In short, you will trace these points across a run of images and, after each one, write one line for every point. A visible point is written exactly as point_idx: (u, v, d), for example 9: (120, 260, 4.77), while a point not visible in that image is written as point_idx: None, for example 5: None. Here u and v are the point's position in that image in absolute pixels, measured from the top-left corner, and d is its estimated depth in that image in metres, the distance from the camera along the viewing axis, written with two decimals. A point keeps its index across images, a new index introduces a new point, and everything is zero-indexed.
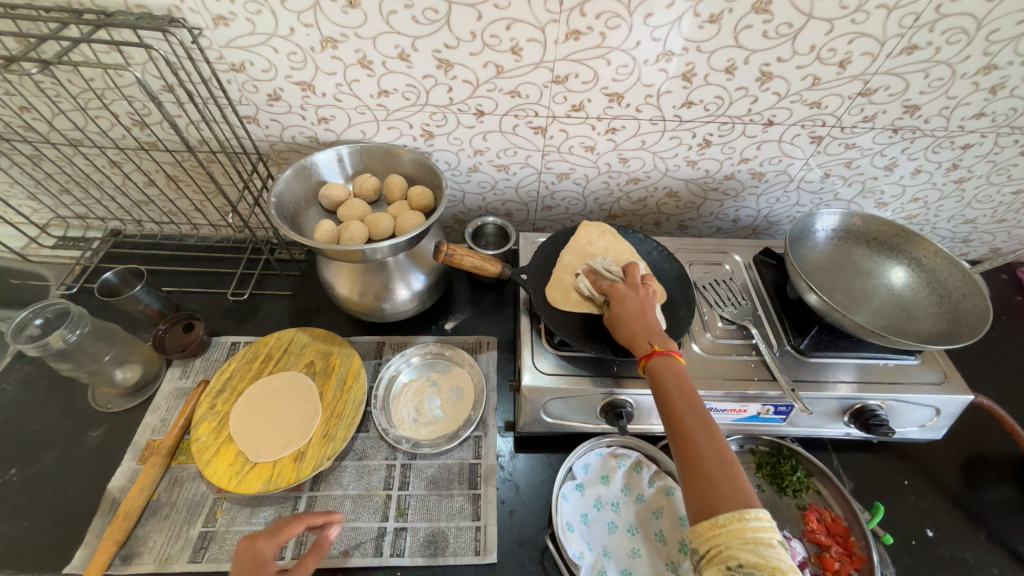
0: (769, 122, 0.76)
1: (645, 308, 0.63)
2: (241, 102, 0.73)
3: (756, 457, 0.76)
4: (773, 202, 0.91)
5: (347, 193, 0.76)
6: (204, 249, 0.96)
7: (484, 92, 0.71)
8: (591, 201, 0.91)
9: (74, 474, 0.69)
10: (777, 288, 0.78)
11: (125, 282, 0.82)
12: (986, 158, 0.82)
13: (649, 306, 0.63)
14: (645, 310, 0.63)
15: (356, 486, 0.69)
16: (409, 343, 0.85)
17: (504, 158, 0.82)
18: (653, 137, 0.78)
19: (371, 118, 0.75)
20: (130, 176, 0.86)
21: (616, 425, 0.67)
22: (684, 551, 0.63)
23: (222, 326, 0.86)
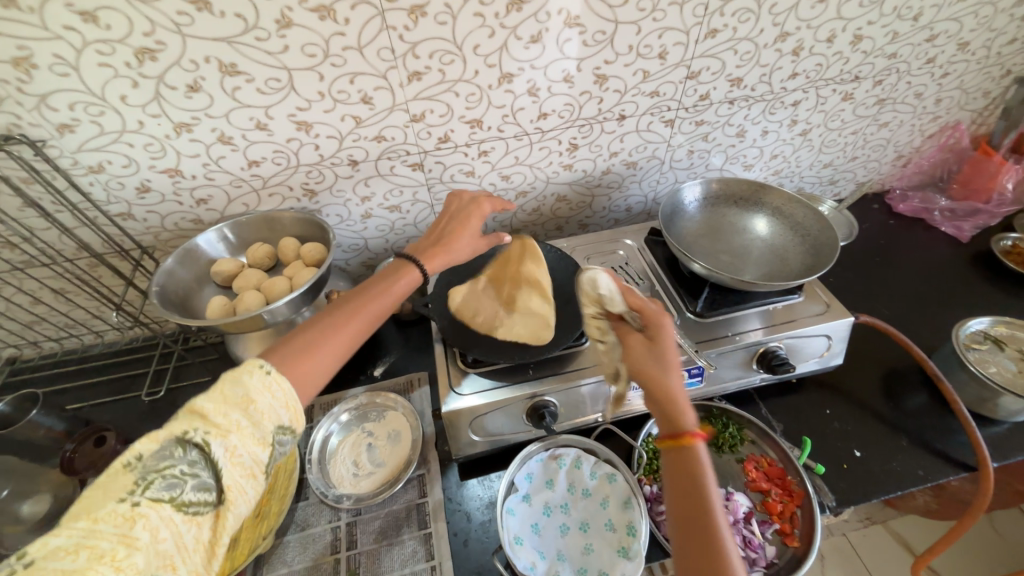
0: (622, 116, 0.83)
1: (670, 364, 0.51)
2: (110, 202, 0.72)
3: None
4: (655, 185, 0.97)
5: (239, 265, 0.77)
6: (113, 355, 0.93)
7: (352, 142, 0.74)
8: (490, 221, 0.95)
9: None
10: (669, 262, 0.83)
11: (19, 409, 0.77)
12: (817, 108, 0.92)
13: (671, 355, 0.52)
14: (669, 354, 0.52)
15: (302, 559, 0.67)
16: (338, 399, 0.84)
17: (392, 199, 0.85)
18: (524, 151, 0.83)
19: (249, 189, 0.76)
20: (12, 299, 0.82)
21: (542, 426, 0.68)
22: (632, 534, 0.63)
23: (140, 429, 0.82)
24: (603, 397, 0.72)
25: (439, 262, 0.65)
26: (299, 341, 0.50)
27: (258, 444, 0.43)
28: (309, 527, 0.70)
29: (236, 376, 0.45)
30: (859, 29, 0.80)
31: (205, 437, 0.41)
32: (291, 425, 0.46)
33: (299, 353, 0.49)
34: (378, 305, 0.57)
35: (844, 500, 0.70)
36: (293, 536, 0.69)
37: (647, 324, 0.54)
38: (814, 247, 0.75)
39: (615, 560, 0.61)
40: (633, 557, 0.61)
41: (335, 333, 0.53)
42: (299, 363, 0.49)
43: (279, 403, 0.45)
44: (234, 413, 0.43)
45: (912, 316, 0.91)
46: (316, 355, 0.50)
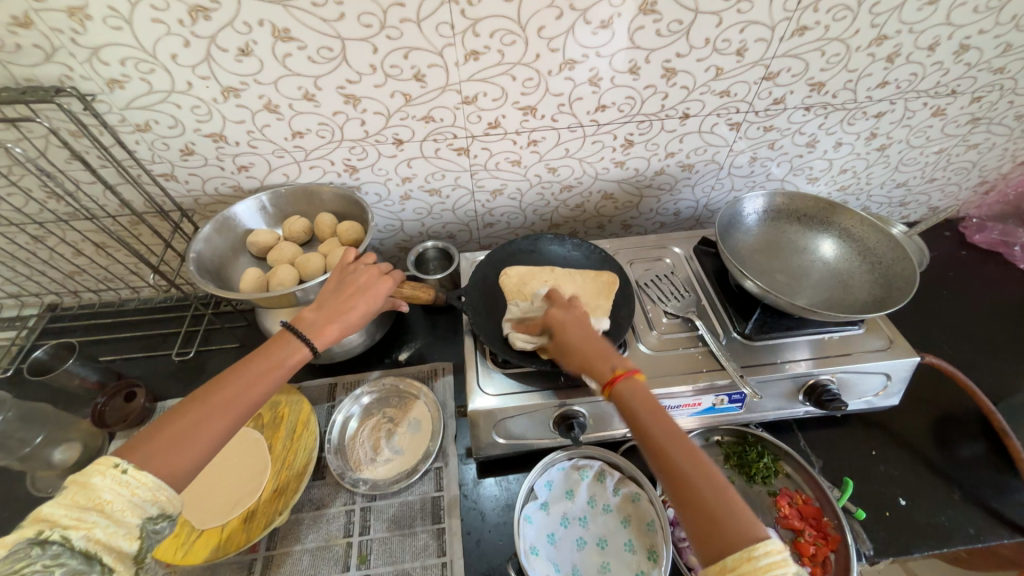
0: (685, 115, 0.77)
1: (602, 351, 0.58)
2: (153, 162, 0.72)
3: (723, 448, 0.75)
4: (709, 190, 0.91)
5: (275, 238, 0.75)
6: (147, 312, 0.94)
7: (398, 120, 0.71)
8: (530, 213, 0.91)
9: None
10: (718, 276, 0.78)
11: (55, 357, 0.79)
12: (901, 123, 0.84)
13: (601, 351, 0.58)
14: (583, 343, 0.59)
15: (315, 538, 0.67)
16: (361, 380, 0.83)
17: (433, 182, 0.81)
18: (575, 144, 0.79)
19: (291, 160, 0.74)
20: (56, 249, 0.83)
21: (570, 437, 0.65)
22: (653, 559, 0.60)
23: (168, 389, 0.83)
24: None
25: (357, 305, 0.61)
26: (201, 407, 0.49)
27: (149, 502, 0.44)
28: (324, 507, 0.69)
29: (87, 481, 0.42)
30: (968, 38, 0.72)
31: (66, 534, 0.40)
32: (163, 512, 0.44)
33: (207, 413, 0.49)
34: (274, 369, 0.54)
35: (883, 550, 0.66)
36: (307, 514, 0.69)
37: (561, 333, 0.61)
38: (883, 277, 0.69)
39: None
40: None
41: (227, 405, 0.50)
42: (190, 425, 0.48)
43: (152, 486, 0.44)
44: (90, 513, 0.41)
45: (978, 359, 0.84)
46: (207, 416, 0.49)
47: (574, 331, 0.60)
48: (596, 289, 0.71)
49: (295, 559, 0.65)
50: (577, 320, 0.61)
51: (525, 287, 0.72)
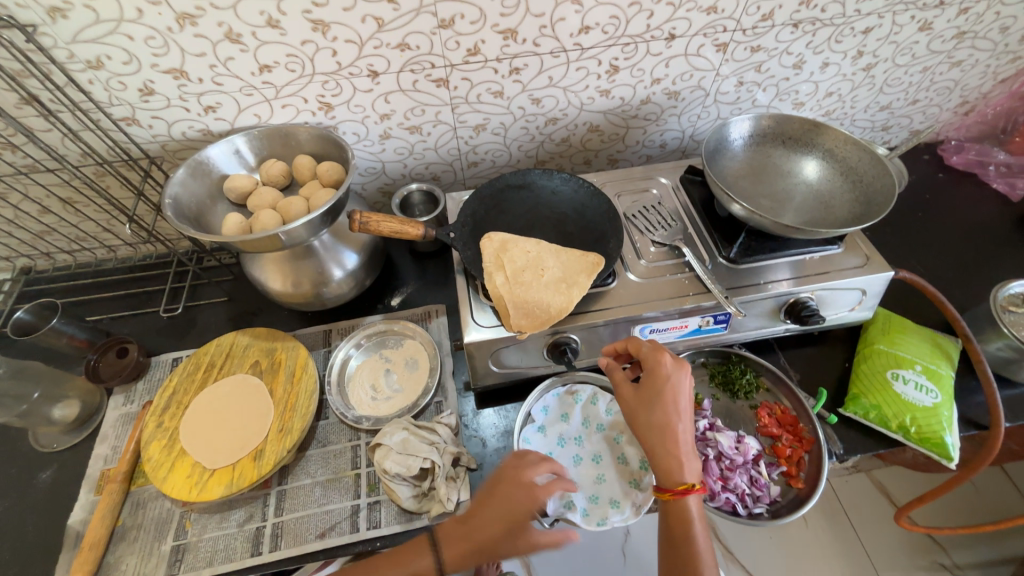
0: (671, 36, 0.74)
1: (683, 415, 0.56)
2: (112, 104, 0.67)
3: (709, 369, 0.79)
4: (695, 120, 0.90)
5: (253, 182, 0.73)
6: (126, 272, 0.92)
7: (372, 49, 0.67)
8: (515, 149, 0.89)
9: (30, 519, 0.67)
10: (705, 205, 0.78)
11: (41, 317, 0.77)
12: (888, 39, 0.82)
13: (680, 406, 0.56)
14: (668, 403, 0.56)
15: (324, 472, 0.69)
16: (356, 326, 0.84)
17: (413, 119, 0.78)
18: (559, 71, 0.76)
19: (261, 99, 0.71)
20: (19, 207, 0.79)
21: (563, 362, 0.68)
22: (644, 468, 0.65)
23: (160, 344, 0.83)
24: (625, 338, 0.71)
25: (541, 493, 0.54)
26: (468, 527, 0.54)
27: None
28: (329, 444, 0.72)
29: None
30: None
31: None
32: None
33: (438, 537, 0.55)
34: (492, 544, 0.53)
35: (852, 448, 0.71)
36: (314, 452, 0.71)
37: (653, 388, 0.57)
38: (864, 196, 0.70)
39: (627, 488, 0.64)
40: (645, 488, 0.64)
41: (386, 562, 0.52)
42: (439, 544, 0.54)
43: None
44: None
45: (948, 275, 0.88)
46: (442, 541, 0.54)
47: (668, 400, 0.56)
48: (579, 267, 0.67)
49: (307, 491, 0.68)
50: (676, 397, 0.56)
51: (504, 256, 0.67)
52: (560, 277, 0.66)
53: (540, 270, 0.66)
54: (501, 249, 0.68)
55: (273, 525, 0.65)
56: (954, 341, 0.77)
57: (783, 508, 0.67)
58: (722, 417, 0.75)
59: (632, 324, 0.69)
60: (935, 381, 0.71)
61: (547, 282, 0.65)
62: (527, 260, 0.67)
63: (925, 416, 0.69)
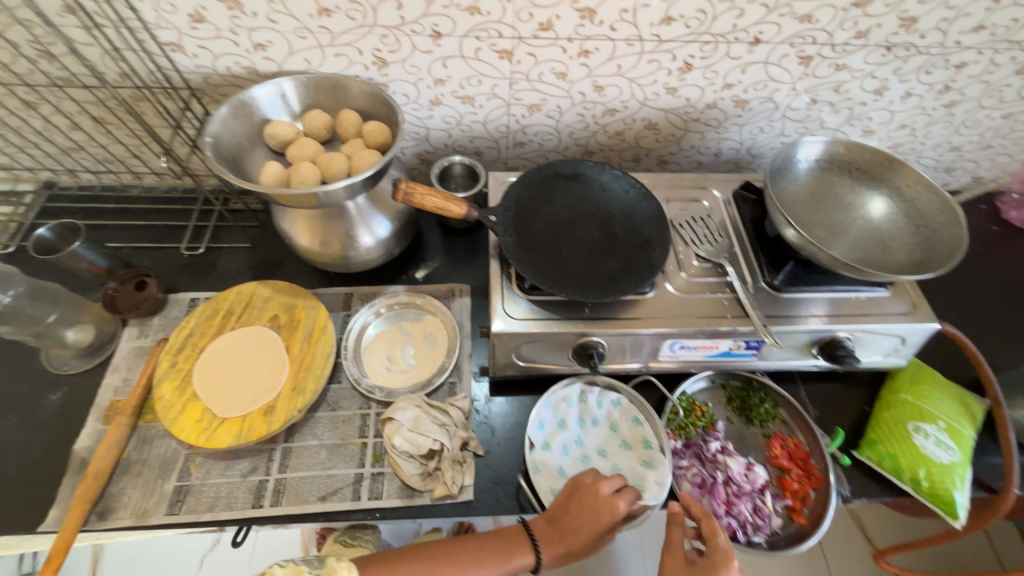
0: (756, 41, 0.69)
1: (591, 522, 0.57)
2: (160, 26, 0.64)
3: (727, 391, 0.77)
4: (757, 132, 0.86)
5: (294, 132, 0.69)
6: (151, 202, 0.89)
7: (440, 8, 0.63)
8: (566, 136, 0.85)
9: (37, 437, 0.67)
10: (755, 225, 0.75)
11: (62, 239, 0.75)
12: (980, 78, 0.77)
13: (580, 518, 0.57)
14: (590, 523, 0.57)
15: (331, 436, 0.69)
16: (378, 294, 0.82)
17: (468, 88, 0.74)
18: (630, 61, 0.71)
19: (314, 44, 0.67)
20: (50, 119, 0.76)
21: (588, 365, 0.66)
22: (649, 446, 0.66)
23: (178, 282, 0.81)
24: (651, 349, 0.69)
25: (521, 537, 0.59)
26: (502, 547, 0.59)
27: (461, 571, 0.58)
28: (339, 409, 0.71)
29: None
30: None
31: None
32: None
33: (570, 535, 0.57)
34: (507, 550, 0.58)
35: (859, 493, 0.71)
36: (323, 414, 0.71)
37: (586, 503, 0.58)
38: (927, 242, 0.67)
39: (642, 472, 0.64)
40: (656, 466, 0.64)
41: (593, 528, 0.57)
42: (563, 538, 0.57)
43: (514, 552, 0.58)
44: None
45: (985, 333, 0.85)
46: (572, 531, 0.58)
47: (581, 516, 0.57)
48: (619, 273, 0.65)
49: (312, 453, 0.68)
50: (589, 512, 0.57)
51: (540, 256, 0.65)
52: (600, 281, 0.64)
53: (579, 272, 0.65)
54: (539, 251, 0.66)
55: (276, 480, 0.65)
56: (984, 401, 0.75)
57: (780, 540, 0.67)
58: (732, 440, 0.74)
59: (662, 339, 0.67)
60: (956, 440, 0.70)
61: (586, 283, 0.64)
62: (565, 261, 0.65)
63: (940, 472, 0.68)
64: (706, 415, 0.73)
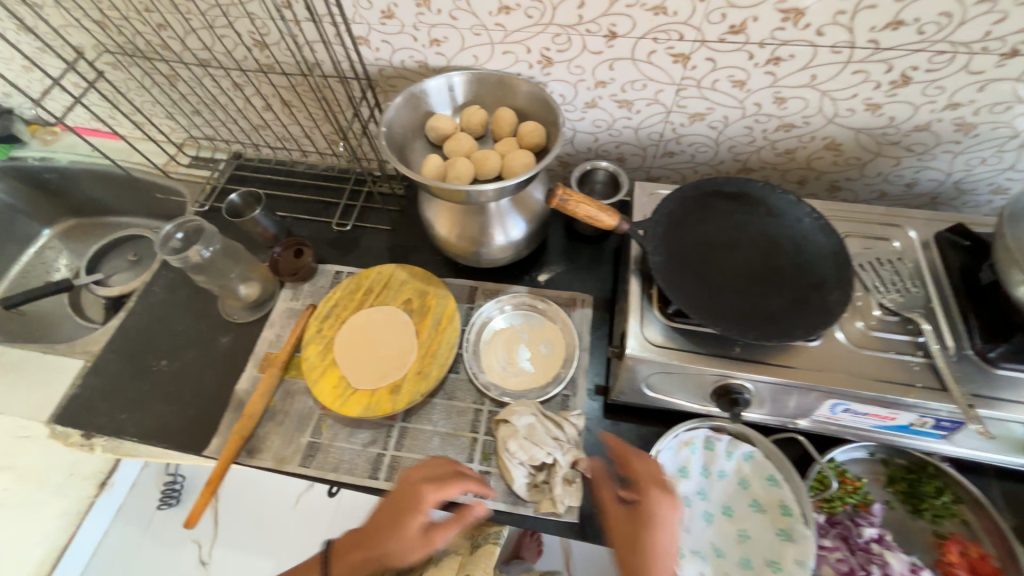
0: (1012, 52, 0.55)
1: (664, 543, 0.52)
2: (355, 21, 0.69)
3: (888, 469, 0.66)
4: (975, 164, 0.70)
5: (453, 126, 0.71)
6: (312, 178, 0.98)
7: (623, 7, 0.59)
8: (724, 149, 0.77)
9: (209, 372, 0.78)
10: (965, 275, 0.61)
11: (247, 204, 0.87)
12: None
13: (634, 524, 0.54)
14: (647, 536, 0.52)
15: (445, 425, 0.71)
16: (501, 292, 0.83)
17: (629, 92, 0.70)
18: (829, 71, 0.62)
19: (486, 40, 0.67)
20: (250, 99, 0.87)
21: (730, 412, 0.60)
22: (787, 513, 0.58)
23: (327, 254, 0.89)
24: (807, 405, 0.60)
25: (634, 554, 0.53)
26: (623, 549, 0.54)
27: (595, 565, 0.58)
28: (455, 399, 0.73)
29: None
30: None
31: None
32: None
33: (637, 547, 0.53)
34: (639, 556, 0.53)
35: None
36: (440, 402, 0.73)
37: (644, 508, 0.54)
38: None
39: (780, 544, 0.56)
40: (799, 540, 0.56)
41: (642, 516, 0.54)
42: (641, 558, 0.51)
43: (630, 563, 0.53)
44: None
45: None
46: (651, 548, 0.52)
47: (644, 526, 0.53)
48: (782, 313, 0.57)
49: (426, 437, 0.70)
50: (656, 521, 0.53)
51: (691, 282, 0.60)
52: (759, 319, 0.57)
53: (734, 305, 0.58)
54: (690, 275, 0.60)
55: (392, 457, 0.69)
56: None
57: None
58: (891, 530, 0.62)
59: (826, 396, 0.57)
60: None
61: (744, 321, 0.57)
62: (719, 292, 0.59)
63: None
64: (860, 492, 0.62)
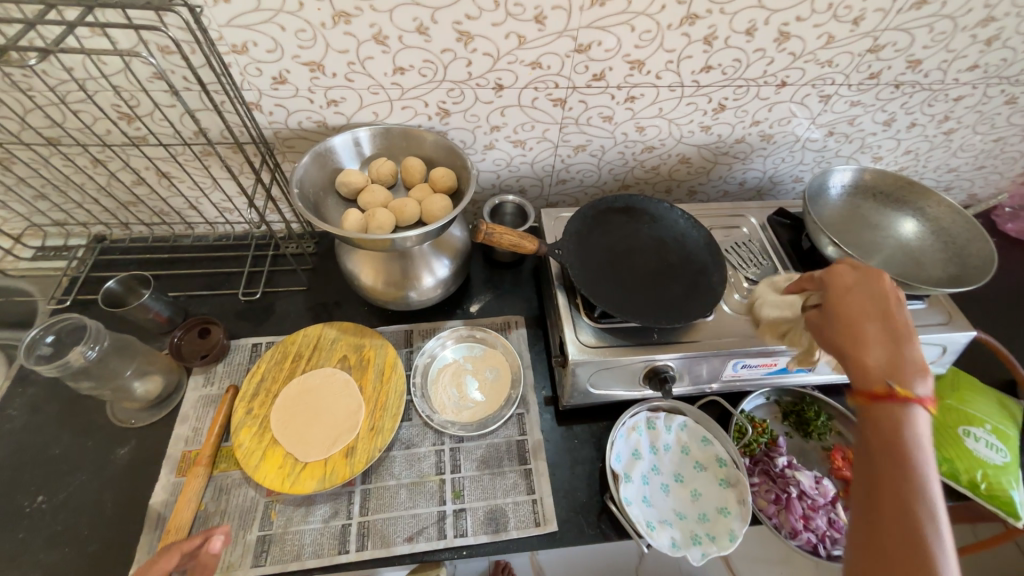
0: (783, 83, 0.77)
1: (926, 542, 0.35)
2: (243, 87, 0.68)
3: (781, 407, 0.81)
4: (779, 162, 0.93)
5: (365, 179, 0.73)
6: (203, 250, 0.90)
7: (505, 64, 0.69)
8: (606, 172, 0.90)
9: (109, 494, 0.66)
10: (794, 245, 0.80)
11: (129, 289, 0.77)
12: (975, 108, 0.86)
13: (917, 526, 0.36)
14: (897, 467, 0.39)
15: (409, 474, 0.69)
16: (437, 329, 0.84)
17: (522, 133, 0.80)
18: (670, 104, 0.78)
19: (385, 98, 0.71)
20: (116, 175, 0.78)
21: (662, 390, 0.69)
22: (724, 464, 0.69)
23: (239, 327, 0.82)
24: (716, 370, 0.72)
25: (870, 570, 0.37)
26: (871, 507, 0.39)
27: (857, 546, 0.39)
28: (413, 446, 0.72)
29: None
30: None
31: None
32: None
33: (855, 318, 0.48)
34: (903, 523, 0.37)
35: None
36: (398, 453, 0.71)
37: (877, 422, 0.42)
38: (956, 258, 0.73)
39: (724, 492, 0.67)
40: (736, 484, 0.67)
41: (893, 317, 0.47)
42: (884, 334, 0.46)
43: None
44: None
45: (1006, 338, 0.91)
46: (873, 346, 0.45)
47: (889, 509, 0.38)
48: (681, 299, 0.69)
49: (392, 493, 0.68)
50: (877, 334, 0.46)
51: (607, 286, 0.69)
52: (665, 308, 0.68)
53: (646, 299, 0.68)
54: (605, 280, 0.70)
55: (359, 524, 0.65)
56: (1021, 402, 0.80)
57: None
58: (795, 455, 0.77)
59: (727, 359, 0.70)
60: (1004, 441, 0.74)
61: (656, 311, 0.67)
62: (632, 291, 0.69)
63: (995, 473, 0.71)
64: (768, 432, 0.76)
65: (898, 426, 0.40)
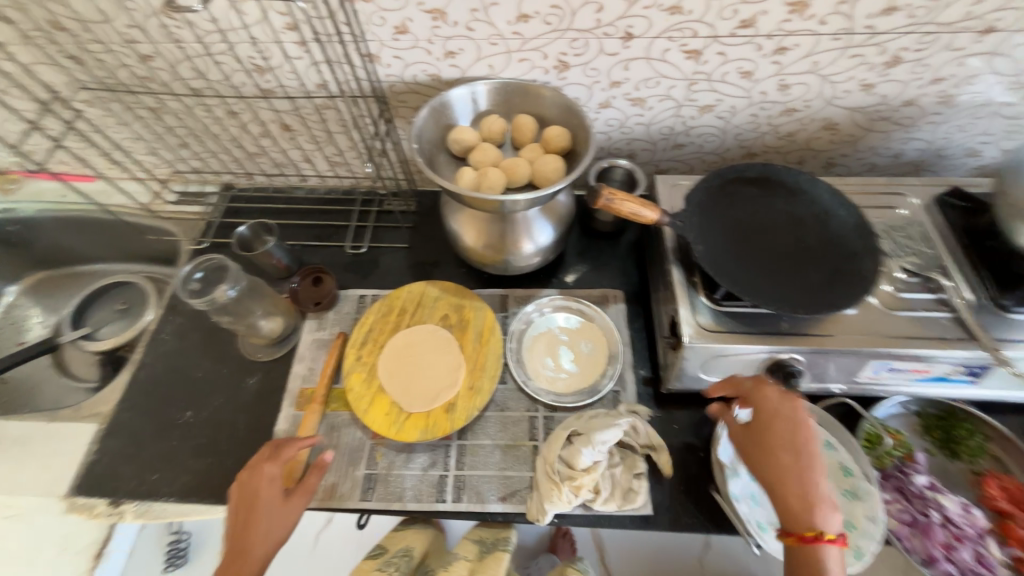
0: (987, 29, 0.62)
1: None
2: (366, 38, 0.67)
3: (922, 420, 0.70)
4: (953, 131, 0.77)
5: (476, 137, 0.70)
6: (314, 202, 0.94)
7: (640, 9, 0.61)
8: (731, 137, 0.80)
9: (241, 417, 0.74)
10: (968, 233, 0.67)
11: (256, 236, 0.83)
12: None
13: None
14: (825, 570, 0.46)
15: (502, 436, 0.70)
16: (533, 297, 0.83)
17: (643, 90, 0.72)
18: (829, 56, 0.66)
19: (503, 49, 0.68)
20: (246, 126, 0.83)
21: (785, 385, 0.63)
22: (848, 473, 0.62)
23: (346, 279, 0.86)
24: (852, 369, 0.64)
25: None
26: None
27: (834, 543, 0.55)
28: (507, 410, 0.72)
29: None
30: None
31: None
32: None
33: (775, 443, 0.52)
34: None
35: None
36: (493, 414, 0.72)
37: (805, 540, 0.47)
38: None
39: (848, 504, 0.60)
40: (865, 497, 0.60)
41: (805, 453, 0.50)
42: (800, 464, 0.50)
43: None
44: None
45: None
46: (791, 477, 0.49)
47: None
48: (821, 286, 0.61)
49: (486, 452, 0.69)
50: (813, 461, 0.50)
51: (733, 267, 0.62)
52: (800, 296, 0.60)
53: (779, 284, 0.61)
54: (731, 260, 0.63)
55: (455, 477, 0.67)
56: None
57: None
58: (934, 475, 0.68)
59: (871, 358, 0.61)
60: None
61: (790, 297, 0.60)
62: (762, 273, 0.62)
63: None
64: (903, 445, 0.66)
65: (819, 552, 0.47)
